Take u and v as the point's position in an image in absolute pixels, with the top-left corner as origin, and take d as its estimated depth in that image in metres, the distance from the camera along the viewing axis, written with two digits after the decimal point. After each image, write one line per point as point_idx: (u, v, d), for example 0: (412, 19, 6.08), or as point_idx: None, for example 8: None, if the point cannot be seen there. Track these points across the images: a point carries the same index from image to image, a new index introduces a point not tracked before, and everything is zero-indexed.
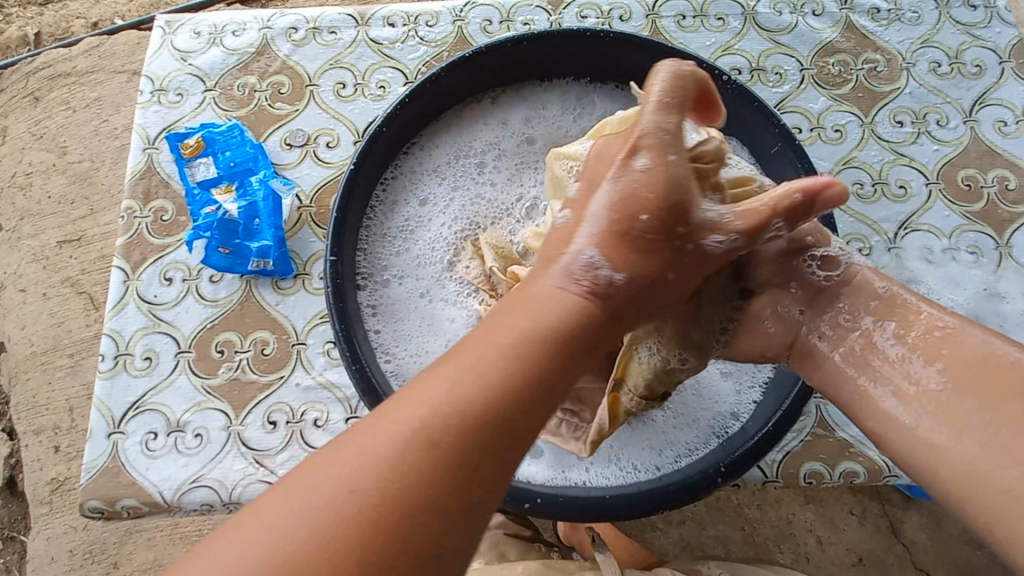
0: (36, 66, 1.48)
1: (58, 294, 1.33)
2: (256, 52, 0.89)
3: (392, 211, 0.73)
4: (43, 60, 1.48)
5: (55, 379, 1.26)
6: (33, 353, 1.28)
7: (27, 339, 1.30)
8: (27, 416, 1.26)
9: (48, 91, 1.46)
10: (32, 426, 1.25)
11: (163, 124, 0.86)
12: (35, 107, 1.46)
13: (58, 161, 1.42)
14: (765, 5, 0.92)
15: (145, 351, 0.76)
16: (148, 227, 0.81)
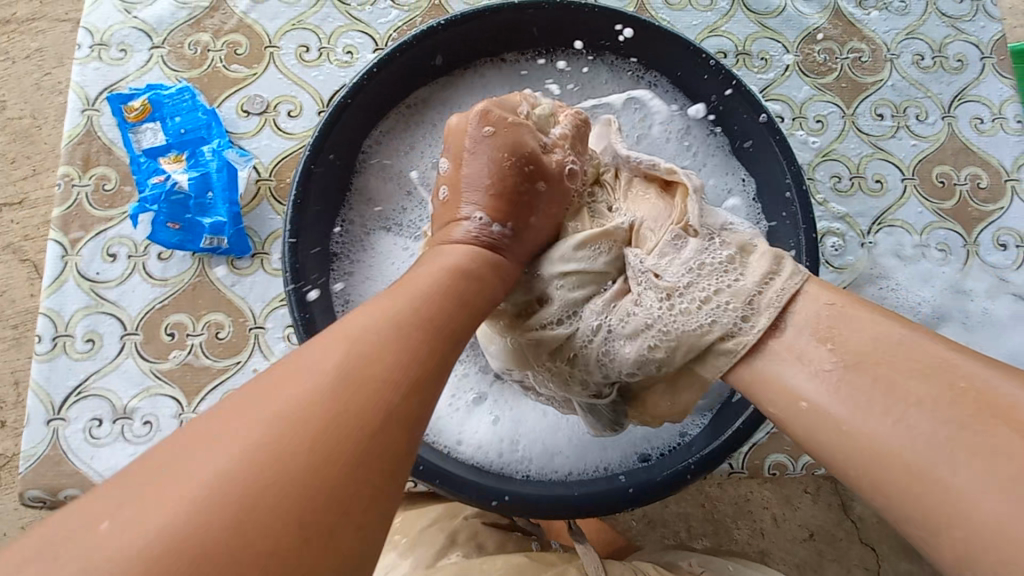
0: None
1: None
2: (209, 7, 0.81)
3: (384, 176, 0.69)
4: None
5: None
6: None
7: None
8: None
9: None
10: None
11: (104, 84, 0.78)
12: None
13: None
14: None
15: (87, 333, 0.71)
16: (88, 196, 0.74)
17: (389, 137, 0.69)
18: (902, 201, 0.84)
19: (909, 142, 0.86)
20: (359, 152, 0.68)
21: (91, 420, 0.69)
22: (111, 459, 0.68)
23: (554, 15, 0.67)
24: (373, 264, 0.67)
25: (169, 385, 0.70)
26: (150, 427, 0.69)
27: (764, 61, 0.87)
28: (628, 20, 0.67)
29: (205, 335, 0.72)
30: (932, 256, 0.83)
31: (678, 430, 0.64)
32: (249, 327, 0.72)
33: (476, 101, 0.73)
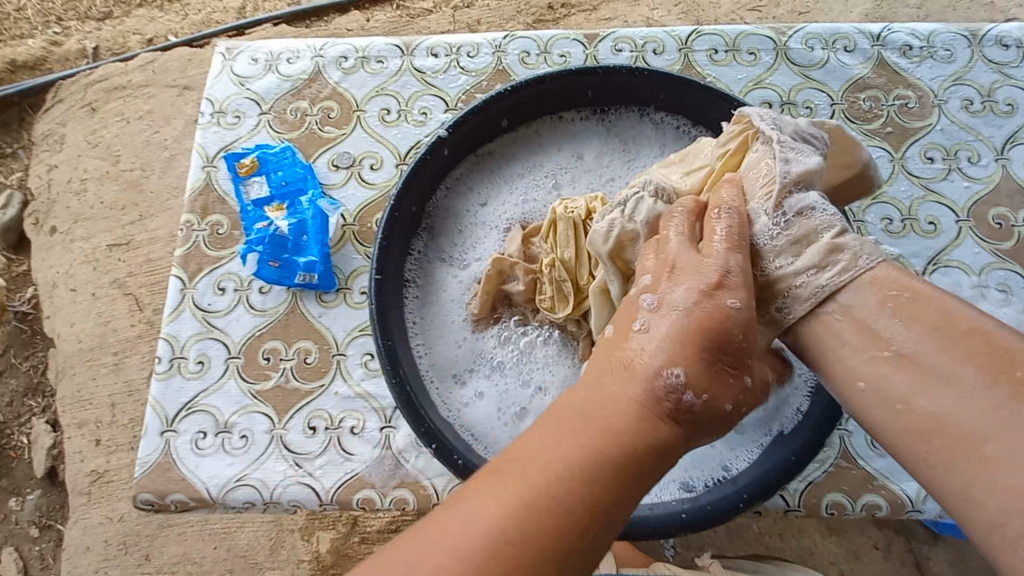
0: (94, 79, 1.65)
1: (106, 295, 1.41)
2: (309, 78, 0.95)
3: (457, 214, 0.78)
4: (100, 73, 1.65)
5: (100, 374, 1.35)
6: (80, 350, 1.38)
7: (75, 336, 1.40)
8: (72, 409, 1.35)
9: (105, 103, 1.60)
10: (75, 420, 1.34)
11: (221, 144, 0.92)
12: (93, 117, 1.60)
13: (112, 169, 1.53)
14: (796, 40, 0.95)
15: (198, 356, 0.82)
16: (205, 239, 0.87)
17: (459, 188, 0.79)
18: (957, 242, 0.85)
19: (962, 184, 0.88)
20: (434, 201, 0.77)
21: (197, 433, 0.78)
22: (212, 468, 0.77)
23: (608, 78, 0.76)
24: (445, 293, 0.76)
25: (263, 404, 0.79)
26: (246, 441, 0.78)
27: (808, 110, 0.91)
28: (672, 80, 0.74)
29: (295, 359, 0.81)
30: (992, 297, 0.83)
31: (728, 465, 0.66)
32: (332, 354, 0.81)
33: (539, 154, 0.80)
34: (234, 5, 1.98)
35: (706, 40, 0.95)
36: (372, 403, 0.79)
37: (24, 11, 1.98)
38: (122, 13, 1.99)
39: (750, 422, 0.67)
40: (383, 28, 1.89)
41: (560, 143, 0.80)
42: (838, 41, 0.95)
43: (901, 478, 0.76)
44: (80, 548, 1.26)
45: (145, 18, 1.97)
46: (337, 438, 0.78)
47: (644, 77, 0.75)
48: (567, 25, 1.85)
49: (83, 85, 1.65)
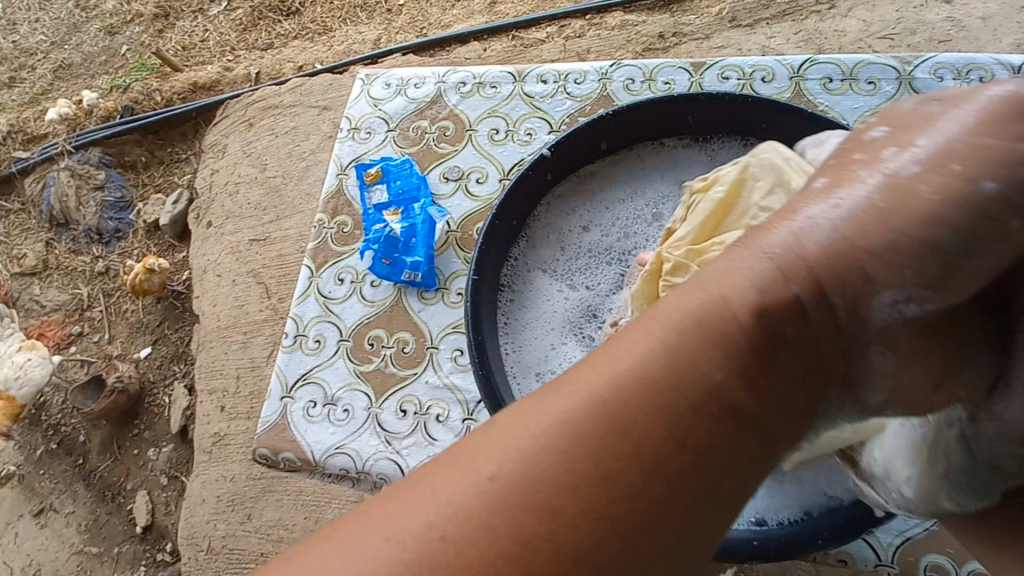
0: (254, 99, 1.95)
1: (243, 282, 1.65)
2: (431, 101, 1.07)
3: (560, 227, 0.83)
4: (259, 95, 1.95)
5: (230, 350, 1.57)
6: (218, 327, 1.62)
7: (216, 315, 1.64)
8: (206, 377, 1.58)
9: (260, 119, 1.89)
10: (208, 387, 1.56)
11: (353, 156, 1.06)
12: (250, 131, 1.89)
13: (259, 174, 1.79)
14: (923, 70, 0.90)
15: (317, 336, 0.94)
16: (332, 236, 1.00)
17: (557, 202, 0.84)
18: None
19: None
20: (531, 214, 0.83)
21: (309, 402, 0.90)
22: (318, 433, 0.88)
23: (711, 104, 0.78)
24: (541, 297, 0.81)
25: (364, 383, 0.89)
26: (347, 414, 0.88)
27: None
28: (778, 106, 0.74)
29: (395, 347, 0.90)
30: None
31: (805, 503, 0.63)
32: (427, 346, 0.90)
33: (636, 176, 0.83)
34: (370, 38, 2.24)
35: (819, 69, 0.93)
36: (457, 395, 0.86)
37: (207, 44, 2.40)
38: (281, 45, 2.33)
39: (840, 463, 0.64)
40: (497, 56, 2.03)
41: (660, 167, 0.83)
42: (973, 70, 0.88)
43: None
44: (198, 500, 1.45)
45: (298, 49, 2.29)
46: (423, 423, 0.85)
47: (747, 103, 0.76)
48: (675, 55, 1.87)
49: (245, 104, 1.95)
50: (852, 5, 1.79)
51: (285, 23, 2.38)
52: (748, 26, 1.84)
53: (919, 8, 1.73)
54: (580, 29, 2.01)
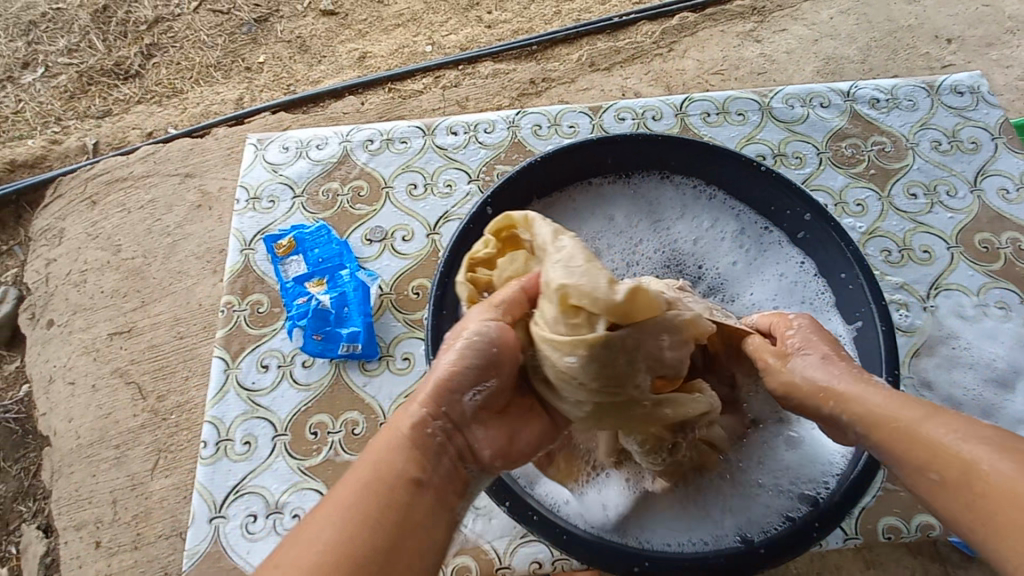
0: (95, 173, 1.69)
1: (106, 385, 1.40)
2: (338, 161, 1.01)
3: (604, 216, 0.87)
4: (102, 167, 1.70)
5: (100, 470, 1.31)
6: (79, 446, 1.35)
7: (74, 432, 1.37)
8: (69, 510, 1.29)
9: (105, 195, 1.65)
10: (74, 520, 1.28)
11: (257, 227, 0.96)
12: (93, 209, 1.64)
13: (113, 258, 1.55)
14: (777, 101, 1.06)
15: (245, 437, 0.81)
16: (245, 318, 0.89)
17: None
18: (952, 267, 0.92)
19: (946, 216, 0.96)
20: None
21: (247, 516, 0.77)
22: (265, 552, 0.75)
23: (626, 144, 0.83)
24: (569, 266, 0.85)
25: (313, 480, 0.79)
26: (298, 520, 0.76)
27: (798, 159, 1.01)
28: (689, 143, 0.82)
29: (343, 431, 0.81)
30: (994, 315, 0.89)
31: (787, 511, 0.69)
32: (380, 422, 0.82)
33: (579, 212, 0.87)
34: (231, 98, 2.09)
35: (698, 105, 1.05)
36: None
37: (24, 115, 2.07)
38: (122, 111, 2.08)
39: (808, 468, 0.71)
40: (376, 109, 2.01)
41: (592, 207, 0.88)
42: (814, 98, 1.06)
43: None
44: None
45: (144, 114, 2.07)
46: None
47: (663, 143, 0.83)
48: (548, 97, 2.00)
49: (85, 179, 1.69)
50: (686, 48, 2.07)
51: (124, 87, 2.14)
52: (606, 69, 2.04)
53: (737, 48, 2.05)
54: (454, 79, 2.06)
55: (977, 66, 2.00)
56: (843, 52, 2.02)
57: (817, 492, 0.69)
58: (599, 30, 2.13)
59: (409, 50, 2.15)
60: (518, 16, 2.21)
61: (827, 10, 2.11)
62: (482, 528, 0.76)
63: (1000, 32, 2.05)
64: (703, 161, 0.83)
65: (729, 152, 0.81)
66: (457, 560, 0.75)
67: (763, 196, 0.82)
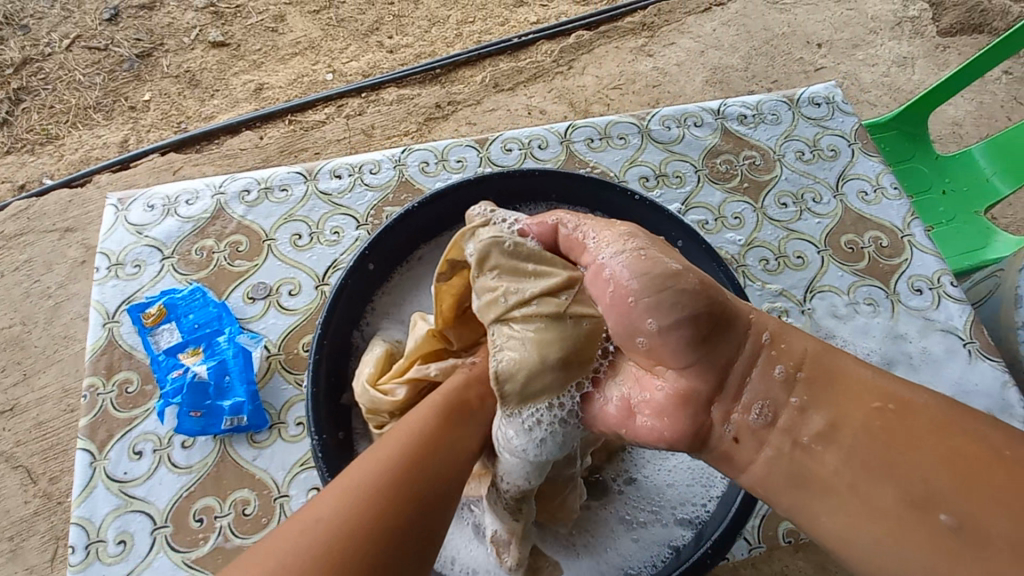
0: None
1: None
2: (211, 216, 0.95)
3: None
4: None
5: None
6: None
7: None
8: None
9: None
10: None
11: (122, 297, 0.88)
12: None
13: None
14: (655, 123, 1.10)
15: (118, 535, 0.73)
16: (112, 401, 0.81)
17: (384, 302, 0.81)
18: (824, 270, 0.99)
19: (814, 221, 1.03)
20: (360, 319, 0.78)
21: None
22: None
23: (506, 181, 0.84)
24: None
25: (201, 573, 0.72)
26: None
27: (678, 178, 1.05)
28: (571, 176, 0.84)
29: (232, 513, 0.75)
30: (864, 311, 0.96)
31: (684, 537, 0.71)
32: (274, 498, 0.76)
33: None
34: (114, 140, 1.93)
35: (581, 131, 1.08)
36: None
37: None
38: None
39: (692, 489, 0.74)
40: (277, 143, 1.92)
41: None
42: (688, 118, 1.11)
43: None
44: None
45: (14, 165, 1.87)
46: None
47: (536, 177, 0.84)
48: (456, 120, 2.00)
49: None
50: (585, 64, 2.13)
51: None
52: (510, 89, 2.07)
53: (632, 62, 2.14)
54: (359, 106, 2.01)
55: (845, 68, 2.19)
56: (728, 61, 2.15)
57: (703, 512, 0.72)
58: (501, 51, 2.15)
59: (309, 79, 2.08)
60: (420, 39, 2.20)
61: (709, 23, 2.24)
62: None
63: (862, 35, 2.25)
64: (588, 190, 0.84)
65: (607, 183, 0.83)
66: None
67: (647, 221, 0.84)
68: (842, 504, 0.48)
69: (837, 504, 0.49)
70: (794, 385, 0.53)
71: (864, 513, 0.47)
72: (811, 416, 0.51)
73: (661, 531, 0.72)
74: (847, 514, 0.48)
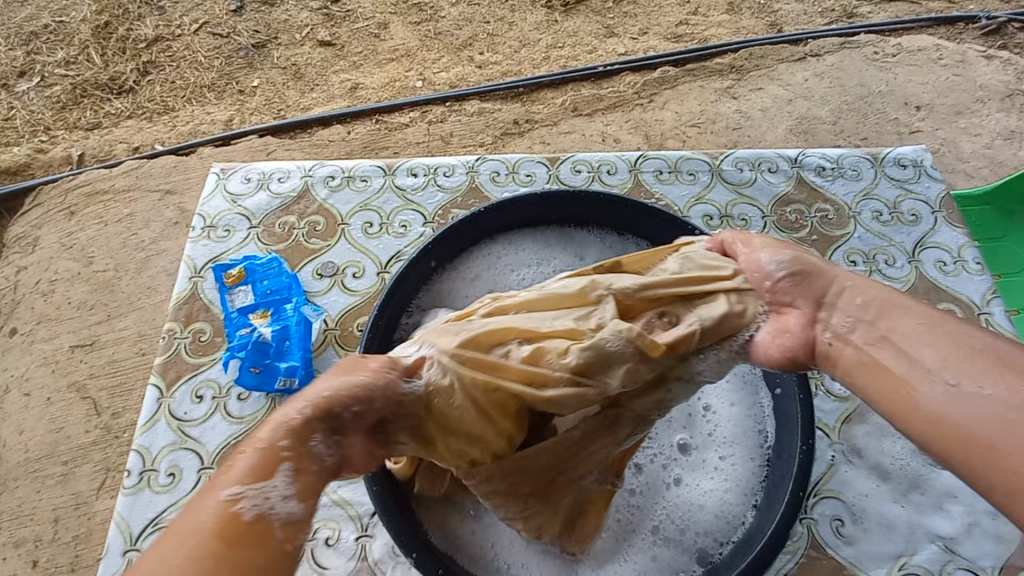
0: (76, 185, 1.71)
1: (62, 398, 1.37)
2: (297, 196, 1.04)
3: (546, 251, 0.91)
4: (84, 179, 1.72)
5: (44, 487, 1.26)
6: (25, 461, 1.30)
7: (22, 446, 1.32)
8: (8, 527, 1.24)
9: (84, 207, 1.66)
10: (11, 539, 1.23)
11: (209, 256, 0.97)
12: (70, 220, 1.64)
13: (83, 270, 1.55)
14: (728, 163, 1.10)
15: (170, 468, 0.80)
16: (186, 346, 0.89)
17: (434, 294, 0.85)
18: None
19: (883, 283, 0.99)
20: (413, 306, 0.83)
21: None
22: None
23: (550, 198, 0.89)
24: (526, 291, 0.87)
25: None
26: None
27: (744, 221, 1.04)
28: (606, 199, 0.88)
29: None
30: None
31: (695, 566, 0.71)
32: None
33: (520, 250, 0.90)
34: (221, 118, 2.12)
35: (652, 163, 1.09)
36: (348, 511, 0.79)
37: (13, 122, 2.09)
38: (111, 124, 2.11)
39: (715, 524, 0.73)
40: (362, 139, 2.05)
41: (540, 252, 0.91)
42: (763, 163, 1.11)
43: (870, 565, 0.79)
44: None
45: (133, 129, 2.09)
46: (310, 551, 0.76)
47: (580, 197, 0.88)
48: (530, 138, 2.05)
49: (64, 190, 1.71)
50: (666, 99, 2.15)
51: (115, 101, 2.17)
52: (588, 114, 2.11)
53: (715, 103, 2.13)
54: (442, 114, 2.12)
55: (942, 134, 2.08)
56: (815, 112, 2.10)
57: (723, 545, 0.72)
58: (584, 77, 2.21)
59: (400, 83, 2.21)
60: (508, 58, 2.29)
61: (801, 72, 2.21)
62: None
63: (966, 103, 2.14)
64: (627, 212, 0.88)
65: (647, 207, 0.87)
66: None
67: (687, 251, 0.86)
68: (909, 406, 0.54)
69: (913, 417, 0.53)
70: (869, 309, 0.60)
71: (943, 425, 0.51)
72: (885, 321, 0.58)
73: (671, 554, 0.72)
74: (906, 415, 0.54)
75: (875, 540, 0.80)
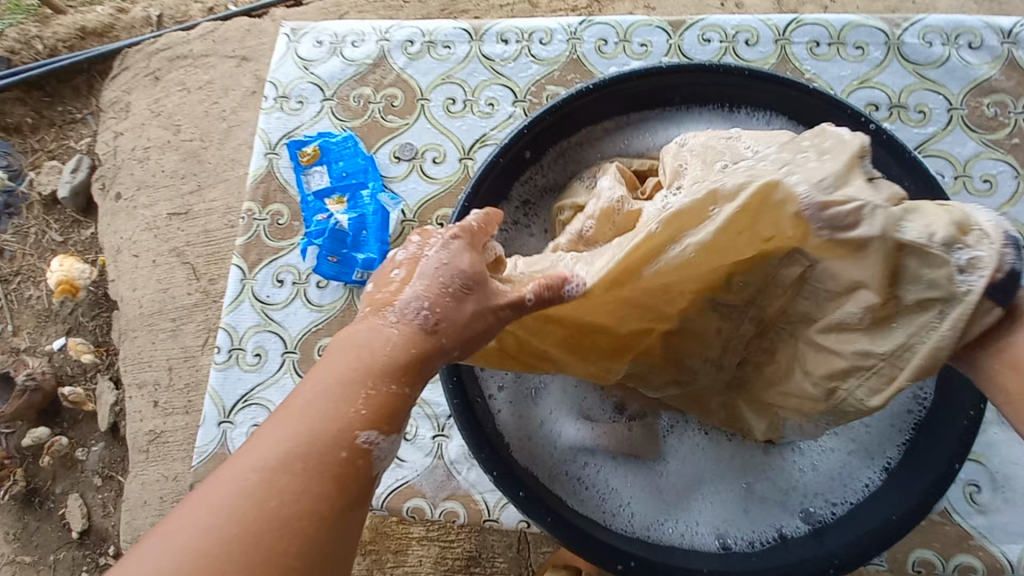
0: (158, 48, 1.64)
1: (165, 262, 1.44)
2: (373, 63, 0.91)
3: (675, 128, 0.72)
4: (163, 41, 1.65)
5: (158, 340, 1.38)
6: (142, 314, 1.41)
7: (137, 301, 1.42)
8: (134, 369, 1.37)
9: (167, 72, 1.62)
10: (137, 379, 1.37)
11: (284, 131, 0.90)
12: (156, 86, 1.61)
13: (172, 138, 1.55)
14: (912, 34, 0.84)
15: (256, 349, 0.81)
16: (265, 229, 0.86)
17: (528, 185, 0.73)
18: None
19: None
20: (502, 202, 0.72)
21: (252, 427, 0.79)
22: None
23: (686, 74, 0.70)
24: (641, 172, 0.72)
25: None
26: None
27: (922, 114, 0.81)
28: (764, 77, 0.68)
29: None
30: None
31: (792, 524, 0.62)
32: None
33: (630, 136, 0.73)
34: None
35: (807, 31, 0.85)
36: (425, 409, 0.77)
37: None
38: None
39: (827, 483, 0.63)
40: None
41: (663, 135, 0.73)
42: (962, 35, 0.83)
43: (1001, 539, 0.69)
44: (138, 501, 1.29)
45: None
46: None
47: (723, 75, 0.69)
48: None
49: (147, 53, 1.64)
50: None
51: None
52: None
53: None
54: None
55: None
56: None
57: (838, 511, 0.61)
58: None
59: None
60: None
61: None
62: (476, 479, 0.74)
63: None
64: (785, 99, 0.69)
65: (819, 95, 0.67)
66: (447, 505, 0.74)
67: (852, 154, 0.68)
68: None
69: None
70: None
71: None
72: None
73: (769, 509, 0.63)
74: None
75: (1016, 513, 0.69)
